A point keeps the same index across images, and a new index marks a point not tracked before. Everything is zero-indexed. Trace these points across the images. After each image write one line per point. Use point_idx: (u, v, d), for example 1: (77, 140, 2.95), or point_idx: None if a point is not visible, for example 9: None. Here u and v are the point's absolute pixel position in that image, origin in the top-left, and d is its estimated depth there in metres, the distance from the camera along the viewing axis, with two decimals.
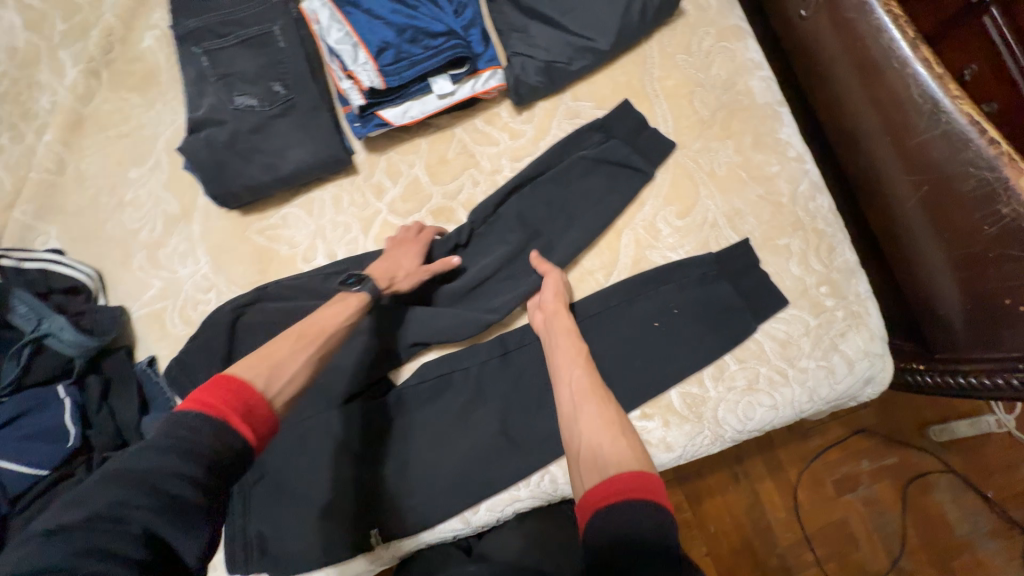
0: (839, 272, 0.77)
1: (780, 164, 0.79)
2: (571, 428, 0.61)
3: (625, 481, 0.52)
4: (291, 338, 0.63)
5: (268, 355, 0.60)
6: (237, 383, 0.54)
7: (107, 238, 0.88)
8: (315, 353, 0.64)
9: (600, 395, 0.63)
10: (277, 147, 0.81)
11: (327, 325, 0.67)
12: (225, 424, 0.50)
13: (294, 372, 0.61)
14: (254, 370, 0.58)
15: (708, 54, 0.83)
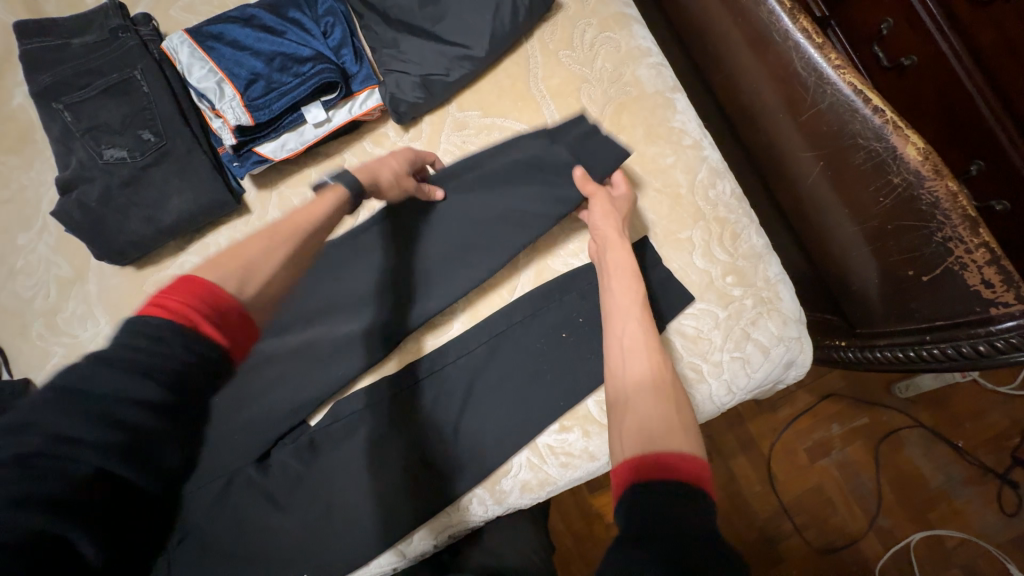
0: (744, 258, 0.75)
1: (675, 153, 0.77)
2: (623, 393, 0.57)
3: (680, 458, 0.48)
4: (271, 231, 0.52)
5: (238, 251, 0.49)
6: (205, 287, 0.44)
7: (2, 309, 0.85)
8: (292, 251, 0.52)
9: (657, 354, 0.59)
10: (156, 198, 0.78)
11: (300, 220, 0.55)
12: (196, 335, 0.42)
13: (268, 268, 0.50)
14: (224, 269, 0.47)
15: (592, 46, 0.79)
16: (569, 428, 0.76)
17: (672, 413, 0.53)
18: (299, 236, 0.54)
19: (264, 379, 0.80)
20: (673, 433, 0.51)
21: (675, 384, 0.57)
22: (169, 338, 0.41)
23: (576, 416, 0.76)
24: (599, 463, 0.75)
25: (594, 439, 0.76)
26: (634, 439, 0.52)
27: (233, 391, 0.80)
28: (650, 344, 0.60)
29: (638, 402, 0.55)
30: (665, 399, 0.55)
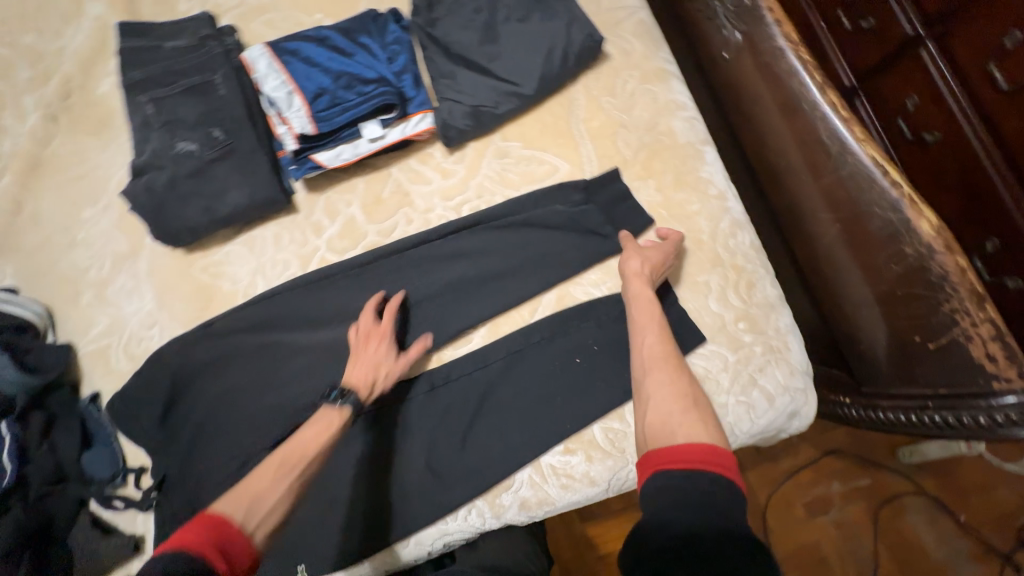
0: (757, 307, 0.79)
1: (700, 202, 0.82)
2: (643, 392, 0.65)
3: (699, 447, 0.55)
4: (279, 462, 0.65)
5: (245, 489, 0.61)
6: (222, 527, 0.56)
7: (59, 276, 0.92)
8: (294, 480, 0.64)
9: (673, 363, 0.66)
10: (216, 190, 0.84)
11: (304, 450, 0.67)
12: (208, 557, 0.52)
13: (274, 504, 0.61)
14: (234, 504, 0.59)
15: (632, 96, 0.86)
16: (573, 450, 0.79)
17: (692, 412, 0.60)
18: (310, 455, 0.67)
19: (287, 371, 0.84)
20: (691, 428, 0.58)
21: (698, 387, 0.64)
22: (187, 562, 0.50)
23: (580, 440, 0.79)
24: (599, 489, 0.78)
25: (597, 464, 0.78)
26: (656, 435, 0.59)
27: (257, 378, 0.84)
28: (667, 352, 0.67)
29: (660, 401, 0.62)
30: (685, 402, 0.61)
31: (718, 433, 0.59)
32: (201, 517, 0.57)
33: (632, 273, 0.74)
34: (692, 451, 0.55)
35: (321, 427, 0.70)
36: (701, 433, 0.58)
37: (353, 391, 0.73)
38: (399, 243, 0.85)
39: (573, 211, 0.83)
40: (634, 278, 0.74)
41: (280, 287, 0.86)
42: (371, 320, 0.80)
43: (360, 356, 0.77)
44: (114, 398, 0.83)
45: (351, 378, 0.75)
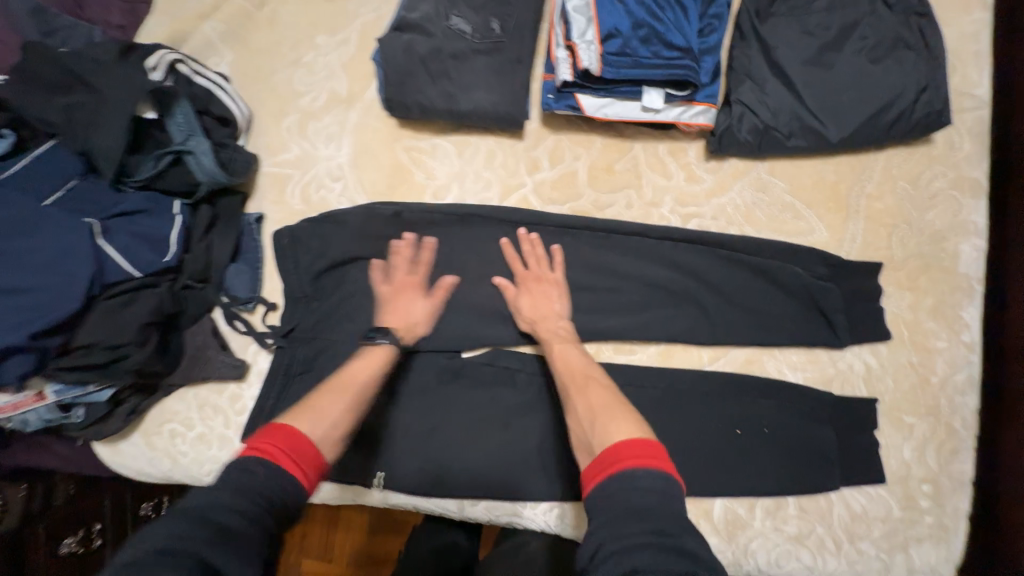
0: (949, 478, 0.70)
1: (948, 341, 0.71)
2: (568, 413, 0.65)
3: (623, 444, 0.55)
4: (331, 390, 0.66)
5: (311, 405, 0.63)
6: (290, 430, 0.57)
7: (272, 87, 0.89)
8: (354, 402, 0.66)
9: (578, 382, 0.67)
10: (464, 82, 0.79)
11: (358, 375, 0.69)
12: (275, 467, 0.53)
13: (336, 420, 0.63)
14: (306, 420, 0.60)
15: (933, 195, 0.74)
16: None
17: (606, 417, 0.60)
18: (364, 385, 0.68)
19: (443, 287, 0.80)
20: (612, 426, 0.58)
21: (609, 390, 0.65)
22: (264, 474, 0.52)
23: None
24: None
25: None
26: (588, 454, 0.59)
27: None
28: (576, 367, 0.69)
29: (579, 417, 0.63)
30: (603, 405, 0.62)
31: (633, 421, 0.59)
32: (276, 424, 0.58)
33: (540, 305, 0.76)
34: (617, 449, 0.54)
35: (367, 366, 0.71)
36: (616, 428, 0.58)
37: (392, 333, 0.74)
38: (615, 224, 0.78)
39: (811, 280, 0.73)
40: (543, 320, 0.75)
41: (474, 210, 0.79)
42: (404, 269, 0.79)
43: (391, 302, 0.77)
44: (284, 233, 0.80)
45: (384, 321, 0.76)
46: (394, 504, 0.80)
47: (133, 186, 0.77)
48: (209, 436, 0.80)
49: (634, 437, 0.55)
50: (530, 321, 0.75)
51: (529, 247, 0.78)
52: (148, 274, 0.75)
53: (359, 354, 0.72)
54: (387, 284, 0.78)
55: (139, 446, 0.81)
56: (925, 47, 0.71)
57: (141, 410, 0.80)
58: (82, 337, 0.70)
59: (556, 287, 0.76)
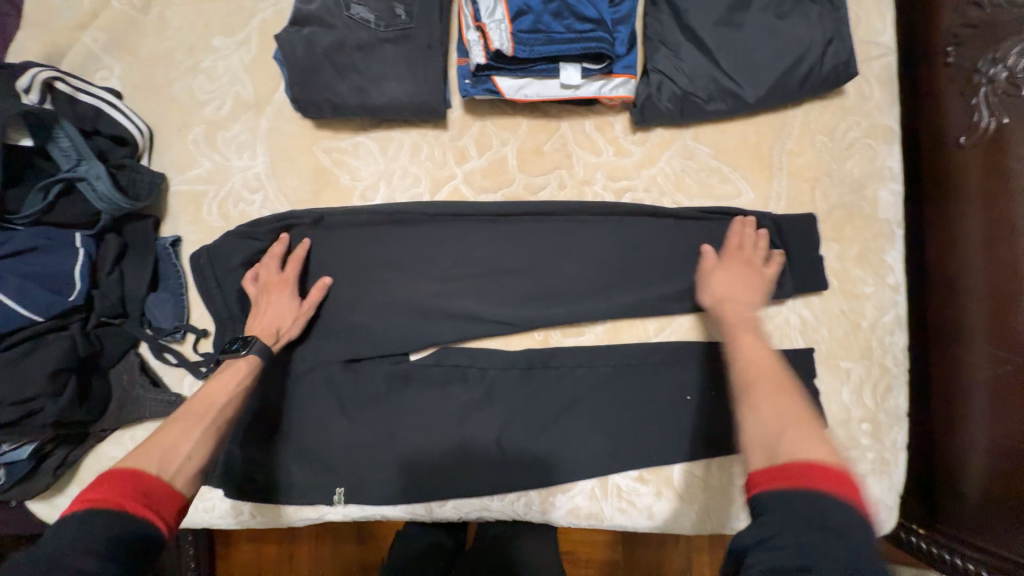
0: (885, 414, 0.74)
1: (875, 286, 0.74)
2: (749, 406, 0.55)
3: (810, 467, 0.45)
4: (179, 421, 0.62)
5: (153, 442, 0.58)
6: (134, 476, 0.53)
7: (171, 98, 0.82)
8: (209, 427, 0.63)
9: (784, 392, 0.55)
10: (375, 74, 0.75)
11: (215, 399, 0.65)
12: (122, 515, 0.49)
13: (192, 449, 0.60)
14: (149, 455, 0.57)
15: (850, 145, 0.76)
16: (645, 480, 0.76)
17: (794, 429, 0.50)
18: (224, 402, 0.65)
19: (383, 291, 0.77)
20: (800, 440, 0.48)
21: (800, 402, 0.54)
22: (102, 527, 0.48)
23: (657, 473, 0.76)
24: (654, 524, 0.75)
25: (663, 501, 0.76)
26: (754, 458, 0.50)
27: (354, 289, 0.78)
28: (772, 369, 0.58)
29: (760, 419, 0.53)
30: (798, 416, 0.51)
31: (834, 449, 0.48)
32: (109, 473, 0.53)
33: (740, 289, 0.69)
34: (797, 471, 0.45)
35: (232, 383, 0.67)
36: (810, 446, 0.47)
37: (256, 339, 0.70)
38: (550, 206, 0.76)
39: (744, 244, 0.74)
40: (734, 301, 0.69)
41: (405, 207, 0.76)
42: (274, 269, 0.75)
43: (261, 307, 0.73)
44: (201, 252, 0.75)
45: (252, 328, 0.72)
46: (358, 517, 0.78)
47: (22, 224, 0.70)
48: None
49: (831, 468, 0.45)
50: (718, 297, 0.70)
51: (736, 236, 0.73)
52: (53, 317, 0.70)
53: (217, 372, 0.69)
54: (257, 288, 0.75)
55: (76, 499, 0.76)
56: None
57: (71, 461, 0.74)
58: None
59: (755, 269, 0.71)
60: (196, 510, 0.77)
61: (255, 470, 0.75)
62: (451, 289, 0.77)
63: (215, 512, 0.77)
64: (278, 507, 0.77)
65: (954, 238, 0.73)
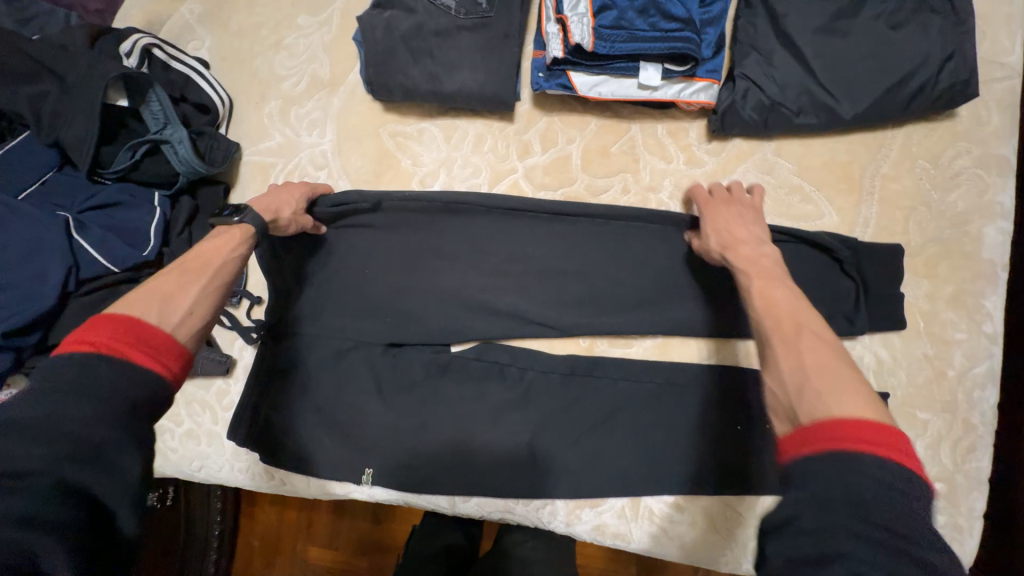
0: (964, 477, 0.66)
1: (967, 332, 0.67)
2: (771, 360, 0.50)
3: (841, 425, 0.41)
4: (177, 273, 0.55)
5: (147, 290, 0.52)
6: (124, 322, 0.48)
7: (253, 71, 0.85)
8: (211, 283, 0.56)
9: (814, 335, 0.49)
10: (449, 60, 0.74)
11: (210, 256, 0.57)
12: (122, 364, 0.45)
13: (192, 304, 0.53)
14: (141, 304, 0.50)
15: (956, 175, 0.68)
16: (680, 508, 0.72)
17: (823, 380, 0.45)
18: (218, 261, 0.57)
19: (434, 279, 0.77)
20: (829, 394, 0.44)
21: (831, 345, 0.48)
22: (102, 375, 0.44)
23: (694, 502, 0.72)
24: (684, 556, 0.71)
25: (697, 533, 0.71)
26: (782, 419, 0.46)
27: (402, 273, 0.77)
28: (789, 315, 0.51)
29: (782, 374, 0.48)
30: (822, 363, 0.46)
31: (864, 392, 0.44)
32: (102, 317, 0.48)
33: (735, 225, 0.63)
34: (831, 435, 0.41)
35: (226, 243, 0.59)
36: (839, 399, 0.43)
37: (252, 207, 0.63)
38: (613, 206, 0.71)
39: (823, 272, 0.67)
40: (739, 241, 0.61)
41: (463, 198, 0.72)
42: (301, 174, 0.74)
43: (274, 189, 0.69)
44: None
45: (261, 198, 0.66)
46: (381, 500, 0.79)
47: (110, 178, 0.74)
48: (198, 432, 0.81)
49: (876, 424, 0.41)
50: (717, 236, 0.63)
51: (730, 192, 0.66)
52: (126, 270, 0.71)
53: (209, 235, 0.60)
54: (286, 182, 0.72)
55: None
56: (952, 10, 0.64)
57: None
58: (58, 336, 0.67)
59: (747, 207, 0.65)
60: (233, 469, 0.81)
61: (290, 439, 0.77)
62: (501, 284, 0.76)
63: (249, 474, 0.81)
64: (307, 477, 0.80)
65: None
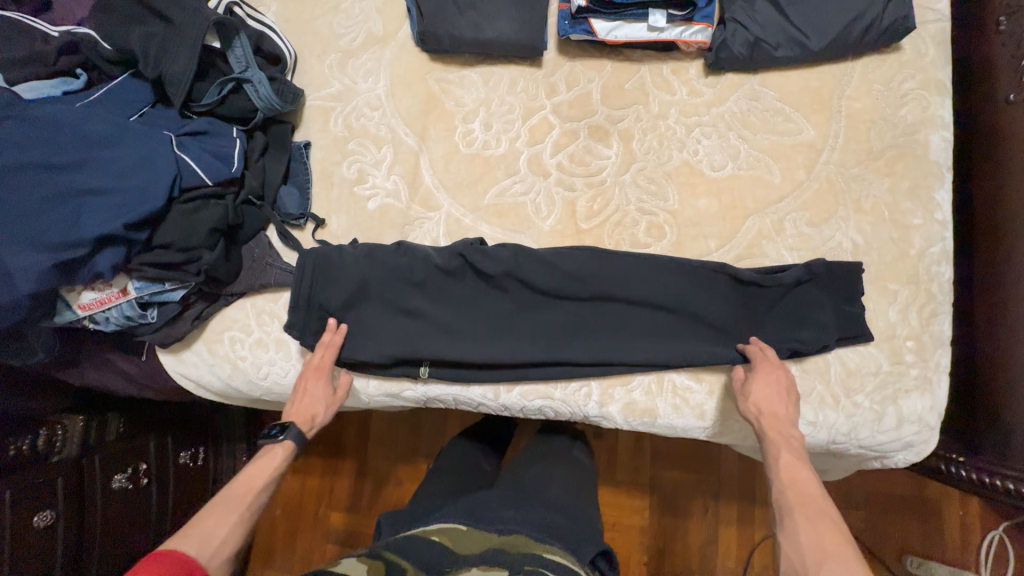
0: (930, 336, 0.80)
1: (923, 219, 0.81)
2: (784, 529, 0.64)
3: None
4: (227, 502, 0.70)
5: (198, 525, 0.66)
6: (175, 555, 0.61)
7: (314, 31, 0.99)
8: (244, 513, 0.70)
9: (828, 516, 0.63)
10: (489, 14, 0.89)
11: (255, 482, 0.74)
12: None
13: (227, 537, 0.67)
14: (192, 541, 0.64)
15: (905, 95, 0.84)
16: (698, 380, 0.83)
17: (833, 562, 0.58)
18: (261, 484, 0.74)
19: (413, 245, 0.88)
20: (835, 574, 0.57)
21: (836, 521, 0.63)
22: None
23: (710, 374, 0.83)
24: (703, 422, 0.82)
25: (713, 400, 0.83)
26: None
27: (384, 252, 0.87)
28: (811, 494, 0.65)
29: (798, 550, 0.61)
30: (834, 546, 0.60)
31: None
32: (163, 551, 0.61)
33: (769, 397, 0.74)
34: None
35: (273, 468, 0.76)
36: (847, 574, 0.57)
37: (293, 427, 0.79)
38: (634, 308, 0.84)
39: (796, 237, 0.83)
40: (772, 413, 0.73)
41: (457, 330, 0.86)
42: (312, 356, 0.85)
43: (300, 395, 0.84)
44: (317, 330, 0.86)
45: (291, 414, 0.82)
46: (431, 397, 0.90)
47: (199, 111, 0.87)
48: (266, 340, 0.90)
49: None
50: (757, 408, 0.74)
51: (771, 367, 0.77)
52: (216, 184, 0.83)
53: (261, 455, 0.77)
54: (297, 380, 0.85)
55: (202, 353, 0.91)
56: None
57: (205, 316, 0.89)
58: (161, 236, 0.79)
59: (781, 387, 0.75)
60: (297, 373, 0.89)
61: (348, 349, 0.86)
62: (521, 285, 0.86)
63: None
64: (367, 382, 0.90)
65: (1004, 180, 0.80)
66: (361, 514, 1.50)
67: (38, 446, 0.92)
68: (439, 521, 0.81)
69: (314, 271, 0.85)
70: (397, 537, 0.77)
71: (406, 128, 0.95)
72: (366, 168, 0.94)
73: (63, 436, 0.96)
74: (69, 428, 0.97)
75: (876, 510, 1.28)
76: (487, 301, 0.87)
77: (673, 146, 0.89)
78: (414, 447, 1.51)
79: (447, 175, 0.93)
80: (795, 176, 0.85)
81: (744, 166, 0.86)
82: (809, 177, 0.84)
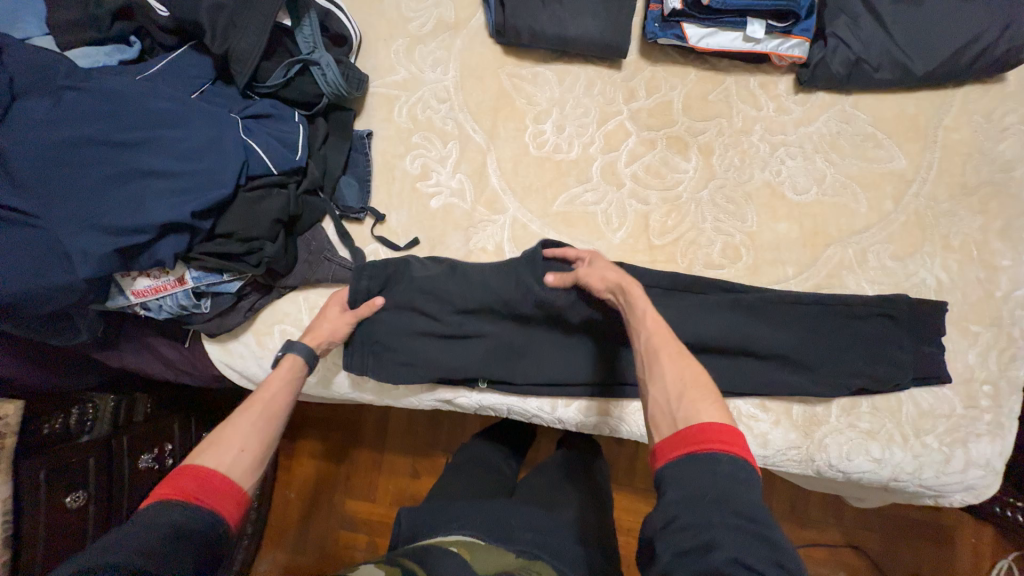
0: (1007, 381, 0.78)
1: (1012, 260, 0.79)
2: (649, 375, 0.60)
3: (709, 429, 0.52)
4: (238, 416, 0.64)
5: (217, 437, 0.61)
6: (193, 469, 0.57)
7: (381, 12, 0.93)
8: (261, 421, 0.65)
9: (678, 351, 0.61)
10: (575, 9, 0.84)
11: (264, 394, 0.68)
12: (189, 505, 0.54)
13: (246, 443, 0.61)
14: (207, 452, 0.59)
15: (1004, 129, 0.81)
16: (765, 409, 0.80)
17: (692, 394, 0.56)
18: (268, 396, 0.68)
19: (467, 267, 0.84)
20: (700, 407, 0.54)
21: (690, 359, 0.60)
22: (167, 516, 0.52)
23: (778, 405, 0.80)
24: (766, 453, 0.79)
25: (778, 431, 0.80)
26: (661, 430, 0.56)
27: (439, 273, 0.84)
28: (666, 335, 0.63)
29: (662, 389, 0.58)
30: (694, 379, 0.57)
31: (723, 406, 0.56)
32: (183, 468, 0.57)
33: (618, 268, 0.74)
34: (709, 442, 0.51)
35: (282, 380, 0.70)
36: (706, 408, 0.54)
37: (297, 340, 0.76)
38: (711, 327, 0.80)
39: (877, 271, 0.81)
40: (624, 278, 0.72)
41: (519, 343, 0.84)
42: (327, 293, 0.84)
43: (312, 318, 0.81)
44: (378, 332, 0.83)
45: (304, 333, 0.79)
46: (484, 407, 0.87)
47: (262, 93, 0.83)
48: None
49: (720, 425, 0.53)
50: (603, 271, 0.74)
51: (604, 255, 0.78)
52: (281, 173, 0.79)
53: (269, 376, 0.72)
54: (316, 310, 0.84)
55: (250, 346, 0.86)
56: None
57: (257, 308, 0.85)
58: (224, 226, 0.75)
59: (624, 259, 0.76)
60: (347, 372, 0.87)
61: (410, 359, 0.83)
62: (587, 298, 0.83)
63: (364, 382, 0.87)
64: (420, 387, 0.86)
65: None
66: (377, 502, 1.48)
67: (70, 424, 0.87)
68: (455, 534, 0.75)
69: (379, 271, 0.82)
70: (418, 546, 0.72)
71: (475, 124, 0.90)
72: (430, 164, 0.90)
73: (95, 413, 0.92)
74: (99, 407, 0.93)
75: (890, 533, 1.27)
76: (543, 328, 0.84)
77: (755, 165, 0.85)
78: (435, 441, 1.49)
79: (515, 177, 0.89)
80: (880, 204, 0.82)
81: (828, 191, 0.83)
82: (896, 209, 0.81)
